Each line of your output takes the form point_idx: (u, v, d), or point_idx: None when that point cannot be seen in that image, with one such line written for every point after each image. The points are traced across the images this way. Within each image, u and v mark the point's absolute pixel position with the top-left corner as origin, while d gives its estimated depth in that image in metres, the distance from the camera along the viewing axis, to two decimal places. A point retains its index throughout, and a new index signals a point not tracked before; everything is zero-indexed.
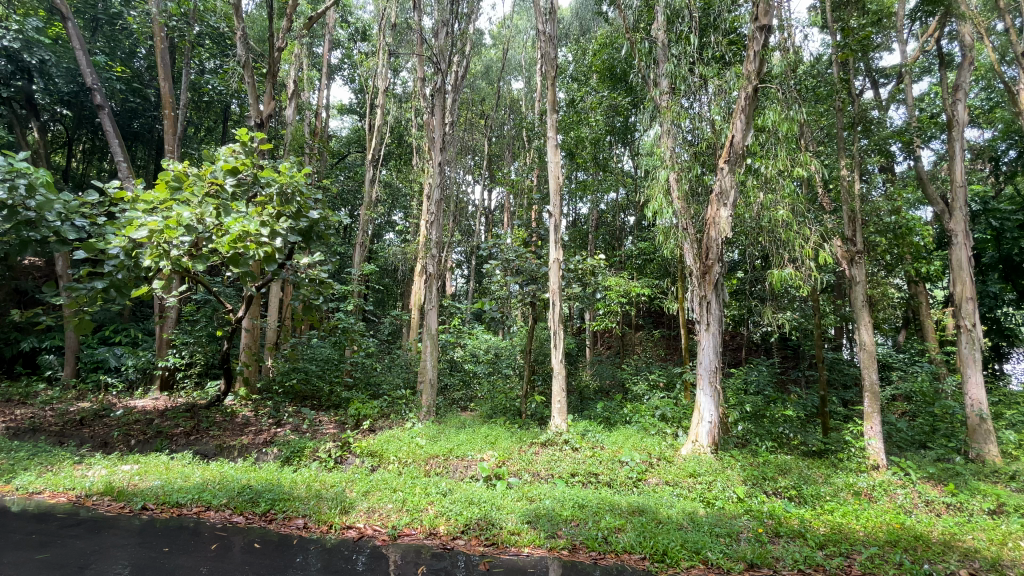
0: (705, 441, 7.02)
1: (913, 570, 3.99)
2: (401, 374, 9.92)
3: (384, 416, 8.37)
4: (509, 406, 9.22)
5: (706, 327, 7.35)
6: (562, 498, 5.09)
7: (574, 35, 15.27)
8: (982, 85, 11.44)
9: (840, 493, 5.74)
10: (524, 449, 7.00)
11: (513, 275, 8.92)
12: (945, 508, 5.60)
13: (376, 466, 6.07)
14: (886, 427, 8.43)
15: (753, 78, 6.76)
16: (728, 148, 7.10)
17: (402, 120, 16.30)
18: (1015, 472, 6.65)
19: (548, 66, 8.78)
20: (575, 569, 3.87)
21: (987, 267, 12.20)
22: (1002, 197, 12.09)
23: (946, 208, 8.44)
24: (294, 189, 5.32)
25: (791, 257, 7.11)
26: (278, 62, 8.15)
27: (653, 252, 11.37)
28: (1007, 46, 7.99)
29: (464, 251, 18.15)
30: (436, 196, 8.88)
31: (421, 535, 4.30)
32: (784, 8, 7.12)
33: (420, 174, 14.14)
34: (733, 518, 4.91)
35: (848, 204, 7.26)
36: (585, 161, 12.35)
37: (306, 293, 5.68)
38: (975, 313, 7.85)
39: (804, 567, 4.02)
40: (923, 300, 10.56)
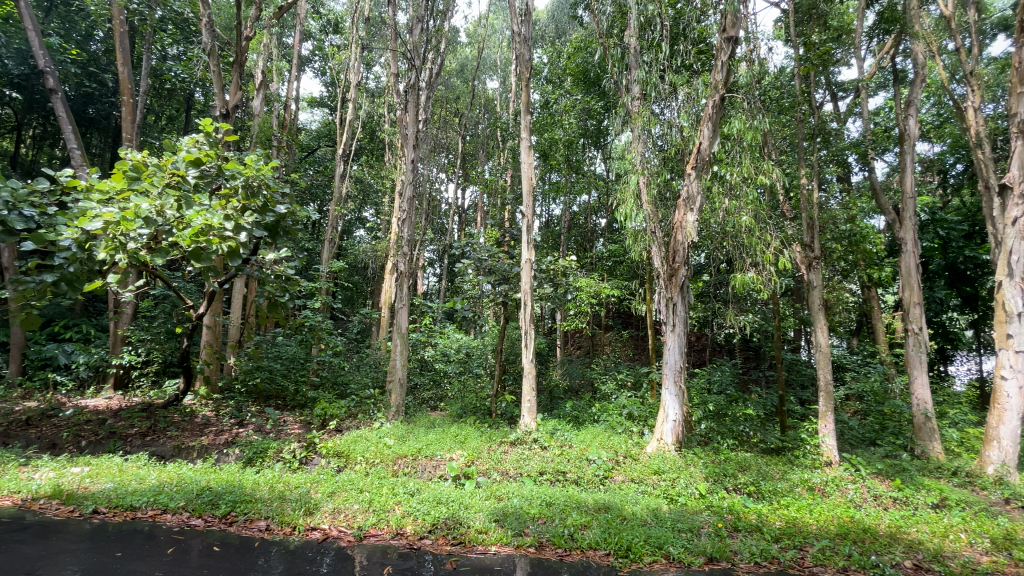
0: (670, 440, 7.18)
1: (862, 562, 4.20)
2: (371, 373, 9.73)
3: (351, 416, 8.24)
4: (479, 406, 9.22)
5: (672, 328, 7.51)
6: (530, 497, 5.13)
7: (550, 37, 15.34)
8: (933, 102, 12.08)
9: (796, 489, 5.99)
10: (494, 448, 7.01)
11: (485, 275, 8.93)
12: (892, 502, 5.90)
13: (342, 466, 5.98)
14: (839, 425, 8.84)
15: (720, 87, 7.00)
16: (695, 154, 7.29)
17: (374, 115, 16.11)
18: (957, 468, 7.04)
19: (523, 67, 8.80)
20: (542, 567, 3.90)
21: (934, 274, 12.87)
22: (949, 208, 12.83)
23: (898, 217, 8.89)
24: (261, 183, 5.17)
25: (753, 262, 7.35)
26: (246, 51, 7.89)
27: (623, 255, 11.69)
28: (957, 64, 8.45)
29: (437, 250, 18.11)
30: (407, 193, 8.78)
31: (387, 535, 4.27)
32: (752, 20, 7.36)
33: (393, 170, 14.00)
34: (694, 513, 5.05)
35: (807, 211, 7.56)
36: (559, 162, 12.43)
37: (272, 290, 5.45)
38: (921, 317, 8.28)
39: (760, 559, 4.19)
40: (876, 305, 11.09)
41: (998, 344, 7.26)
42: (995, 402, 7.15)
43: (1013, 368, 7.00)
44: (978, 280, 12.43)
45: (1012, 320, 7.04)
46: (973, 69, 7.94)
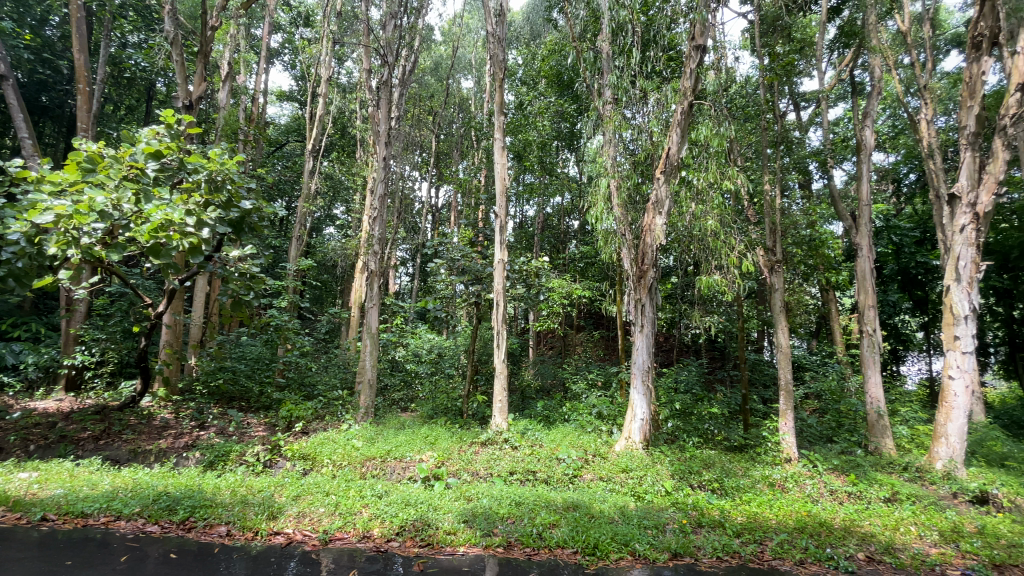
0: (638, 438, 7.31)
1: (818, 555, 4.38)
2: (339, 374, 9.56)
3: (318, 418, 8.08)
4: (450, 407, 9.19)
5: (641, 328, 7.66)
6: (499, 496, 5.13)
7: (525, 39, 15.36)
8: (888, 114, 12.67)
9: (757, 485, 6.18)
10: (464, 449, 6.99)
11: (458, 275, 8.89)
12: (846, 497, 6.16)
13: (308, 470, 5.85)
14: (798, 423, 9.18)
15: (689, 94, 7.09)
16: (664, 159, 7.43)
17: (345, 111, 15.85)
18: (907, 464, 7.40)
19: (497, 68, 8.82)
20: (511, 566, 3.92)
21: (888, 278, 13.49)
22: (902, 215, 13.49)
23: (855, 224, 9.28)
24: (225, 177, 4.92)
25: (718, 265, 7.55)
26: (211, 41, 7.65)
27: (594, 256, 11.86)
28: (913, 78, 8.83)
29: (409, 249, 17.91)
30: (379, 190, 8.66)
31: (354, 539, 4.21)
32: (719, 30, 7.57)
33: (364, 168, 13.79)
34: (660, 510, 5.16)
35: (770, 216, 7.79)
36: (532, 164, 12.51)
37: (235, 288, 5.22)
38: (876, 320, 8.66)
39: (722, 554, 4.32)
40: (833, 307, 11.55)
41: (946, 345, 7.66)
42: (943, 401, 7.54)
43: (960, 368, 7.40)
44: (927, 285, 13.11)
45: (959, 322, 7.44)
46: (926, 84, 8.36)
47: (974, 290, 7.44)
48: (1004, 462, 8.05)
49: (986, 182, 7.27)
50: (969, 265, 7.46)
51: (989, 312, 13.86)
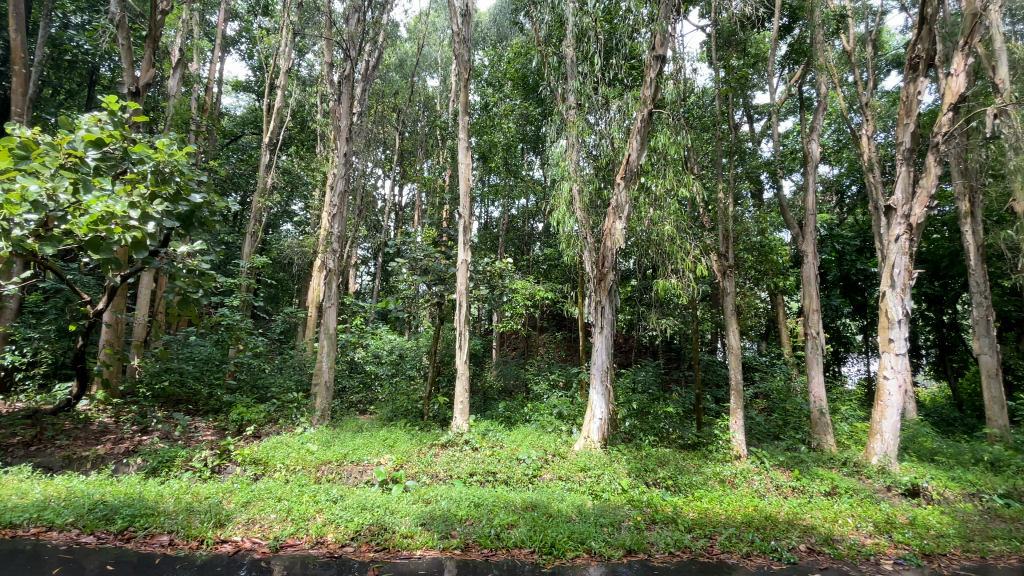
0: (596, 437, 7.44)
1: (763, 548, 4.59)
2: (294, 375, 9.27)
3: (271, 422, 7.81)
4: (410, 409, 9.06)
5: (600, 330, 7.81)
6: (458, 498, 5.12)
7: (491, 40, 15.35)
8: (833, 128, 13.42)
9: (709, 482, 6.41)
10: (423, 451, 6.91)
11: (420, 275, 8.81)
12: (791, 491, 6.47)
13: (259, 474, 5.63)
14: (748, 422, 9.57)
15: (649, 102, 7.31)
16: (624, 165, 7.60)
17: (305, 104, 15.43)
18: (846, 459, 7.84)
19: (462, 68, 8.81)
20: (469, 568, 3.92)
21: (831, 284, 14.28)
22: (844, 224, 14.32)
23: (802, 231, 9.76)
24: (173, 169, 4.54)
25: (675, 269, 7.78)
26: (161, 26, 7.28)
27: (557, 259, 12.03)
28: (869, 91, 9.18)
29: (371, 248, 17.57)
30: (338, 187, 8.46)
31: (306, 545, 4.10)
32: (679, 41, 7.83)
33: (325, 163, 13.46)
34: (616, 508, 5.27)
35: (724, 223, 8.09)
36: (497, 166, 12.58)
37: (181, 286, 4.47)
38: (819, 323, 9.14)
39: (674, 549, 4.45)
40: (782, 311, 12.11)
41: (882, 347, 8.17)
42: (879, 400, 8.03)
43: (894, 369, 7.90)
44: (866, 291, 13.96)
45: (893, 326, 7.95)
46: (868, 101, 8.89)
47: (907, 295, 7.96)
48: (932, 456, 8.65)
49: (919, 196, 7.80)
50: (903, 272, 7.97)
51: (921, 317, 14.86)
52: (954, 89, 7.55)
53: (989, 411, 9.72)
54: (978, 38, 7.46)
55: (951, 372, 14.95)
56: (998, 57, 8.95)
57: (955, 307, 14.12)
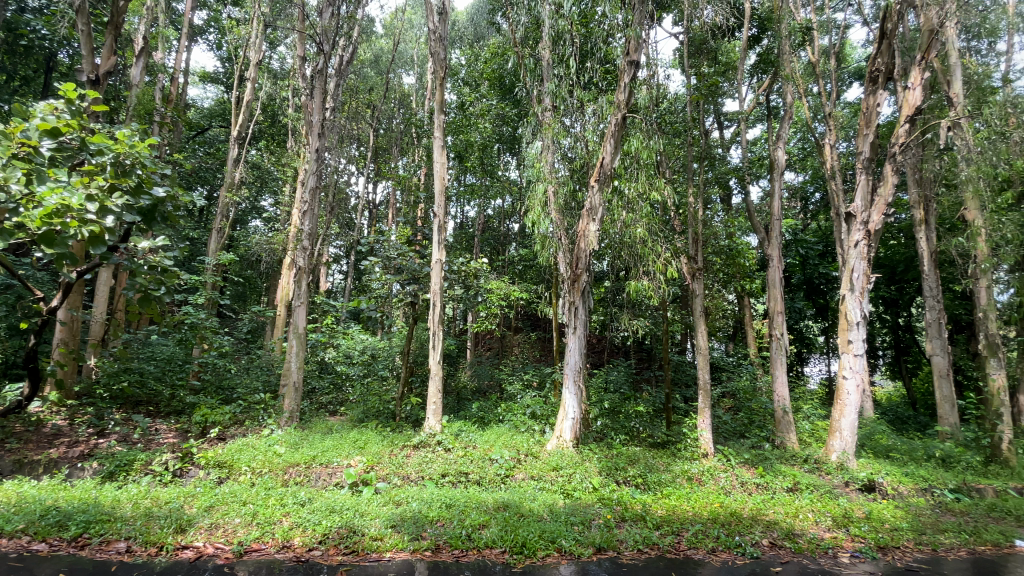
0: (568, 437, 7.51)
1: (728, 543, 4.72)
2: (262, 376, 9.05)
3: (237, 423, 7.61)
4: (382, 410, 8.95)
5: (573, 330, 7.88)
6: (430, 499, 5.09)
7: (469, 39, 15.26)
8: (798, 137, 13.90)
9: (677, 479, 6.55)
10: (395, 453, 6.84)
11: (393, 274, 8.71)
12: (755, 488, 6.66)
13: (223, 478, 5.47)
14: (715, 420, 9.82)
15: (622, 107, 7.41)
16: (598, 168, 7.70)
17: (276, 97, 15.09)
18: (807, 456, 8.13)
19: (438, 66, 8.76)
20: (440, 569, 3.91)
21: (795, 287, 14.79)
22: (808, 229, 14.84)
23: (768, 236, 10.07)
24: (135, 161, 4.12)
25: (647, 271, 7.91)
26: (123, 12, 6.98)
27: (532, 259, 12.12)
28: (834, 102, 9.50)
29: (344, 246, 17.26)
30: (309, 183, 8.29)
31: (272, 549, 4.01)
32: (652, 47, 7.98)
33: (296, 159, 13.16)
34: (587, 507, 5.34)
35: (694, 227, 8.28)
36: (473, 165, 12.57)
37: (141, 283, 3.93)
38: (783, 324, 9.45)
39: (642, 546, 4.54)
40: (748, 313, 12.47)
41: (841, 348, 8.49)
42: (838, 399, 8.36)
43: (852, 369, 8.23)
44: (828, 294, 14.51)
45: (852, 328, 8.27)
46: (831, 111, 9.23)
47: (865, 299, 8.30)
48: (888, 453, 9.05)
49: (877, 203, 8.14)
50: (861, 277, 8.31)
51: (879, 319, 15.51)
52: (911, 103, 7.92)
53: (940, 410, 10.23)
54: (934, 54, 7.83)
55: (906, 372, 15.64)
56: (953, 72, 9.42)
57: (909, 310, 14.79)
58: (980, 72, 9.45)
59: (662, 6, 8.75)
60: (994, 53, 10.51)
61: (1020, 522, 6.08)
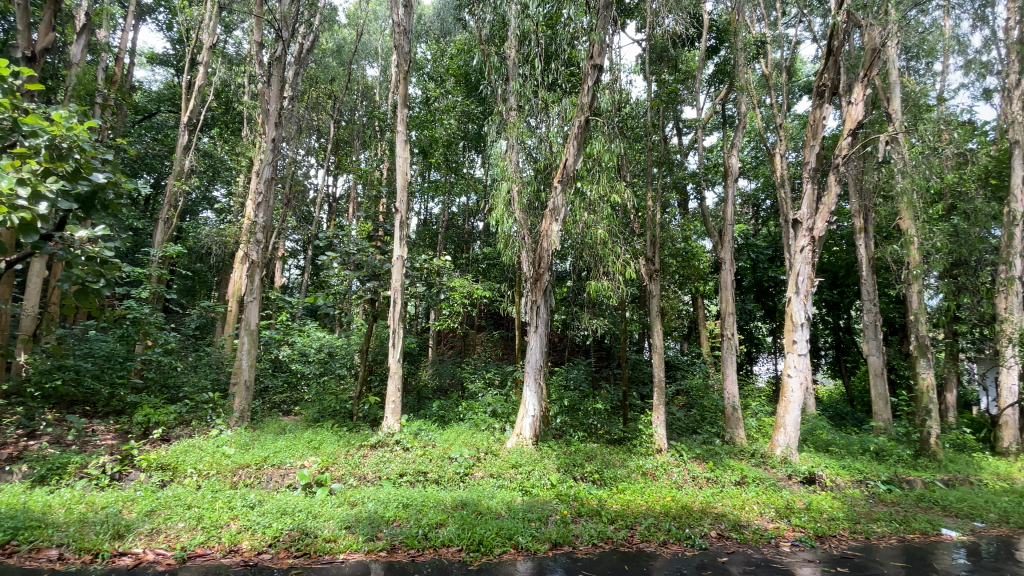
0: (528, 434, 7.57)
1: (678, 536, 4.89)
2: (210, 374, 8.68)
3: (182, 424, 7.25)
4: (339, 409, 8.75)
5: (535, 329, 7.96)
6: (386, 499, 5.03)
7: (435, 34, 15.05)
8: (751, 145, 14.52)
9: (632, 474, 6.74)
10: (351, 453, 6.71)
11: (353, 270, 8.51)
12: (705, 481, 6.93)
13: (166, 481, 5.22)
14: (669, 417, 10.15)
15: (585, 110, 7.55)
16: (562, 169, 7.83)
17: (230, 84, 14.46)
18: (754, 451, 8.52)
19: (402, 60, 8.61)
20: (396, 569, 3.87)
21: (746, 290, 15.44)
22: (759, 234, 15.52)
23: (722, 240, 10.45)
24: (73, 144, 3.75)
25: (607, 271, 8.07)
26: None
27: (496, 258, 12.17)
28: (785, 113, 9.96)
29: (301, 240, 16.72)
30: (265, 174, 7.98)
31: (218, 554, 3.87)
32: (615, 52, 8.13)
33: (251, 148, 12.67)
34: (544, 503, 5.41)
35: (652, 229, 8.52)
36: (437, 162, 12.40)
37: (78, 275, 3.59)
38: (734, 325, 9.84)
39: (597, 541, 4.65)
40: (703, 313, 12.92)
41: (787, 348, 8.93)
42: (784, 396, 8.79)
43: (796, 368, 8.66)
44: (776, 297, 15.25)
45: (797, 329, 8.70)
46: (782, 122, 9.67)
47: (809, 301, 8.74)
48: (827, 447, 9.60)
49: (821, 211, 8.59)
50: (806, 280, 8.76)
51: (822, 321, 16.37)
52: (854, 117, 8.39)
53: (875, 406, 10.92)
54: (876, 72, 8.27)
55: (845, 371, 16.59)
56: (893, 89, 10.11)
57: (849, 313, 15.68)
58: (917, 90, 10.10)
59: (626, 12, 8.93)
60: (931, 74, 11.27)
61: (943, 511, 6.59)
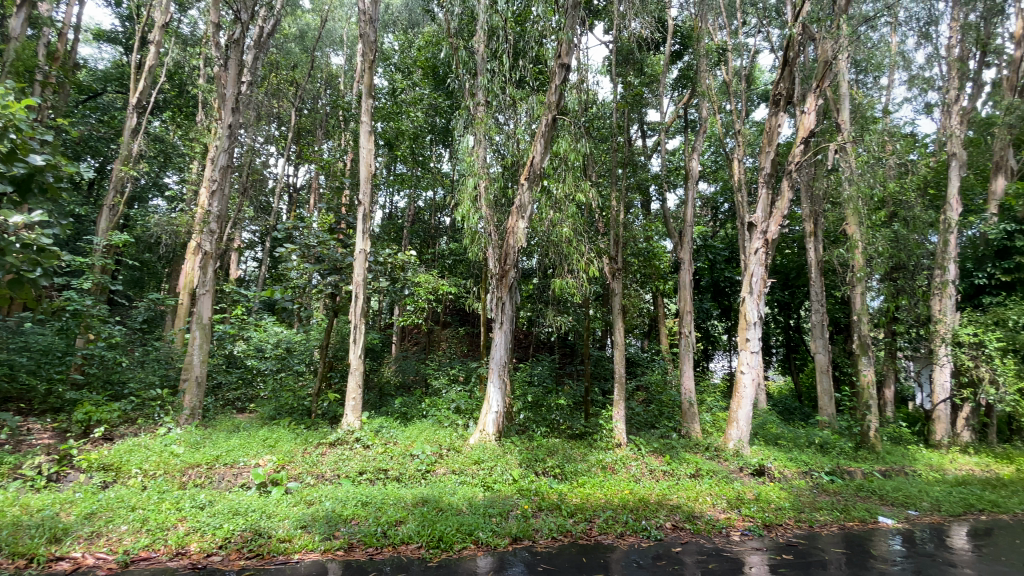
0: (491, 430, 7.60)
1: (635, 527, 5.03)
2: (158, 369, 8.29)
3: (126, 423, 6.88)
4: (297, 406, 8.53)
5: (500, 325, 7.99)
6: (344, 498, 4.94)
7: (403, 25, 14.76)
8: (712, 149, 15.00)
9: (592, 468, 6.88)
10: (309, 451, 6.56)
11: (312, 264, 8.28)
12: (662, 474, 7.14)
13: (108, 482, 4.95)
14: (629, 412, 10.42)
15: (552, 108, 7.60)
16: (528, 167, 7.87)
17: (184, 65, 13.78)
18: (708, 444, 8.84)
19: (367, 49, 8.40)
20: (354, 568, 3.82)
21: (704, 289, 15.99)
22: (717, 236, 16.07)
23: (682, 240, 10.74)
24: (6, 121, 3.45)
25: (571, 269, 8.17)
26: None
27: (462, 254, 12.13)
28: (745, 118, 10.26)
29: (259, 232, 16.17)
30: (220, 161, 7.67)
31: (164, 557, 3.71)
32: (583, 52, 8.21)
33: (206, 134, 12.10)
34: (506, 498, 5.45)
35: (615, 229, 8.68)
36: (403, 155, 12.19)
37: (11, 263, 3.31)
38: (692, 323, 10.16)
39: (557, 534, 4.73)
40: (663, 312, 13.26)
41: (741, 346, 9.28)
42: (737, 392, 9.14)
43: (749, 365, 9.02)
44: (732, 296, 15.84)
45: (750, 328, 9.06)
46: (740, 128, 10.01)
47: (762, 301, 9.10)
48: (776, 440, 10.07)
49: (775, 215, 8.96)
50: (760, 281, 9.13)
51: (774, 320, 17.10)
52: (807, 126, 8.79)
53: (821, 401, 11.51)
54: (828, 83, 8.67)
55: (795, 368, 17.41)
56: (842, 101, 10.65)
57: (799, 313, 16.45)
58: (865, 103, 10.66)
59: (594, 13, 9.02)
60: (878, 88, 11.92)
61: (880, 499, 7.03)
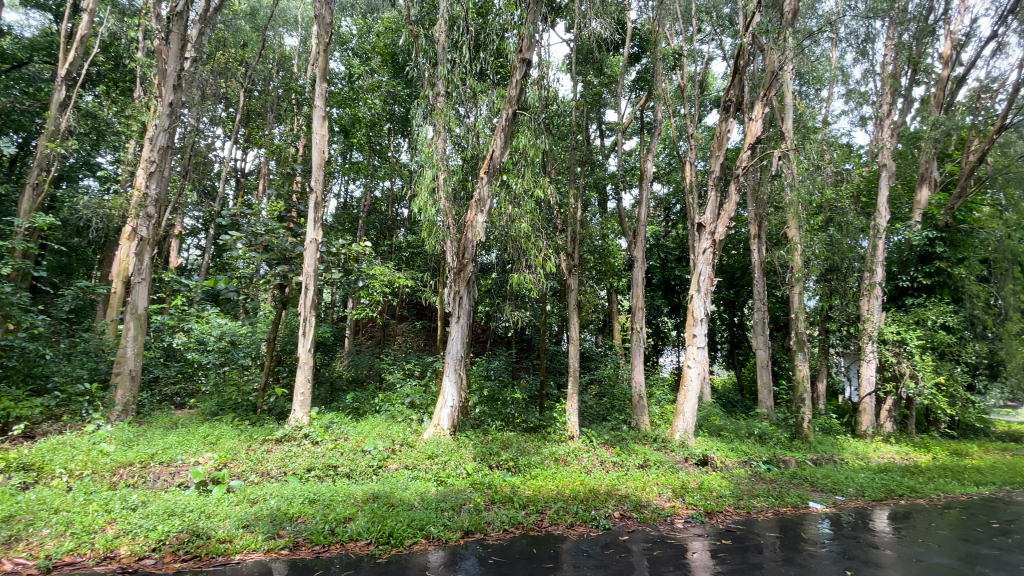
0: (446, 425, 7.56)
1: (585, 517, 5.17)
2: (87, 363, 7.73)
3: (49, 419, 6.40)
4: (241, 402, 8.19)
5: (456, 319, 7.94)
6: (290, 495, 4.80)
7: (361, 9, 14.30)
8: (666, 151, 15.48)
9: (545, 461, 6.99)
10: (253, 448, 6.32)
11: (260, 253, 7.91)
12: (612, 465, 7.34)
13: (28, 483, 4.58)
14: (582, 405, 10.65)
15: (513, 103, 7.62)
16: (488, 160, 7.86)
17: (120, 37, 12.85)
18: (656, 436, 9.16)
19: (322, 31, 8.09)
20: (299, 567, 3.73)
21: (656, 287, 16.50)
22: (669, 235, 16.61)
23: (635, 238, 11.02)
24: None
25: (529, 264, 8.20)
26: None
27: (420, 247, 11.96)
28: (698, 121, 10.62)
29: (203, 218, 15.34)
30: (159, 142, 7.21)
31: (91, 562, 3.49)
32: (544, 48, 8.26)
33: (145, 112, 11.34)
34: (458, 492, 5.46)
35: (572, 226, 8.81)
36: (359, 143, 11.85)
37: None
38: (644, 319, 10.47)
39: (508, 526, 4.78)
40: (617, 307, 13.58)
41: (689, 341, 9.64)
42: (684, 385, 9.51)
43: (696, 360, 9.39)
44: (681, 294, 16.45)
45: (698, 324, 9.43)
46: (693, 132, 10.36)
47: (709, 299, 9.50)
48: (719, 431, 10.58)
49: (723, 217, 9.35)
50: (708, 280, 9.51)
51: (721, 317, 17.86)
52: (754, 132, 9.21)
53: (761, 394, 12.16)
54: (774, 92, 9.11)
55: (738, 363, 18.29)
56: (787, 110, 11.21)
57: (743, 311, 17.28)
58: (808, 113, 11.29)
59: (555, 10, 9.08)
60: (819, 99, 12.65)
61: (811, 486, 7.53)
